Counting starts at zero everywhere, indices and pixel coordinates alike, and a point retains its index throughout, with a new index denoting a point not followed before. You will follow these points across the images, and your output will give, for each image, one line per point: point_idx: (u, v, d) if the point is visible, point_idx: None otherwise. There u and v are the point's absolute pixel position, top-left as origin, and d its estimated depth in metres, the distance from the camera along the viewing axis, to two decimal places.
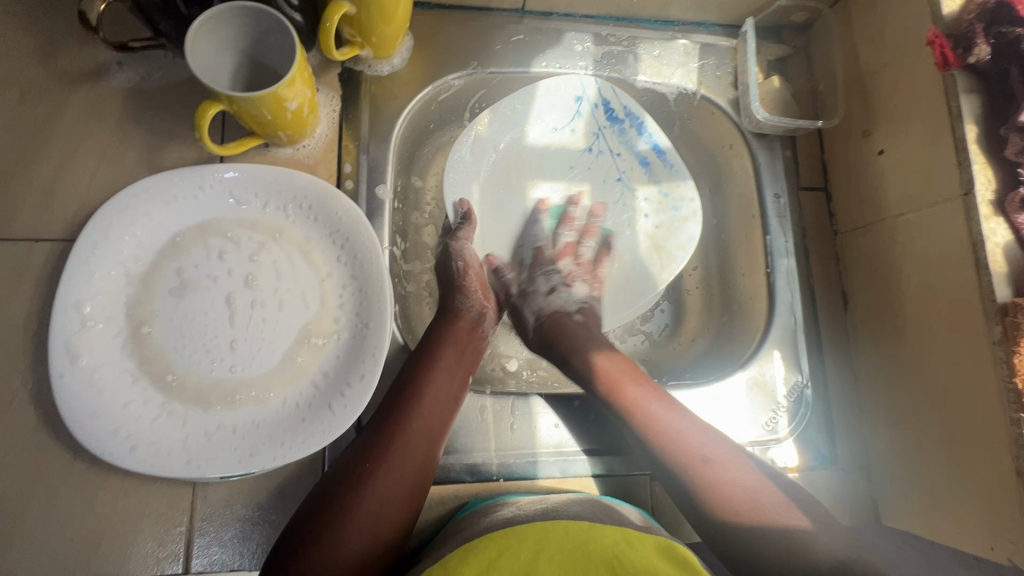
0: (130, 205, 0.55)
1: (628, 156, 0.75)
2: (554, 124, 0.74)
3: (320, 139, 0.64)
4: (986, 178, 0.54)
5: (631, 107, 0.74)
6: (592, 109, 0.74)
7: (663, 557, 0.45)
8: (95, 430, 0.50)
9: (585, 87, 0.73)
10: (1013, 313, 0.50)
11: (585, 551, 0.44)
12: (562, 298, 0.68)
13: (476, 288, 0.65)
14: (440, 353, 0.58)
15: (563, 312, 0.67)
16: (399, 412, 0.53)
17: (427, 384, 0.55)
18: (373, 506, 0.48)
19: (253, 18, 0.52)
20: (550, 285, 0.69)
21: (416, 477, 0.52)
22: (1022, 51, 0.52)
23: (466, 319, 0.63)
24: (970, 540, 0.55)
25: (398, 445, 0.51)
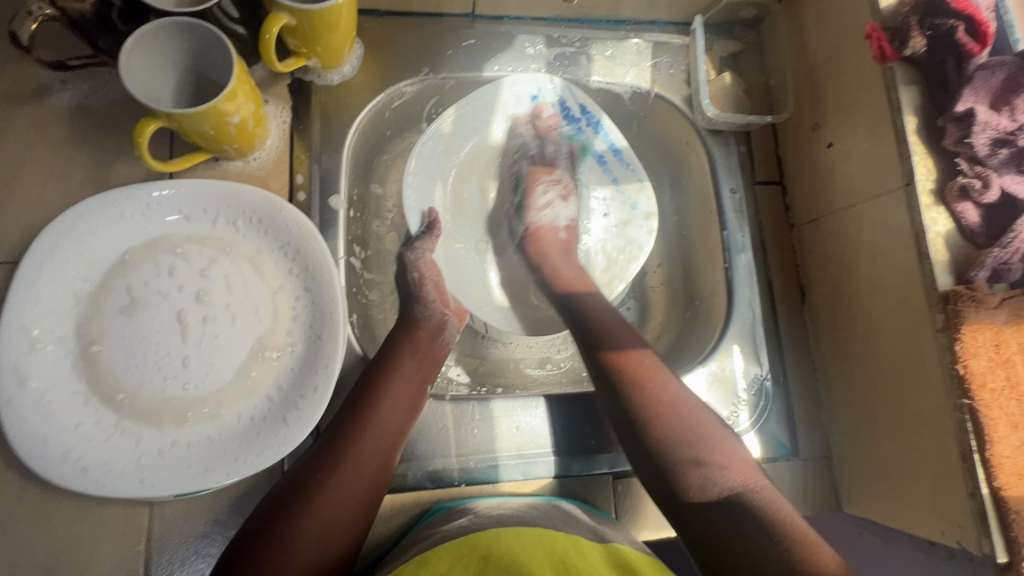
0: (75, 225, 0.55)
1: (587, 156, 0.76)
2: (512, 124, 0.73)
3: (270, 151, 0.63)
4: (925, 169, 0.55)
5: (588, 104, 0.73)
6: (549, 108, 0.73)
7: (610, 564, 0.45)
8: (44, 454, 0.50)
9: (541, 86, 0.72)
10: (954, 301, 0.51)
11: (531, 557, 0.44)
12: (548, 213, 0.72)
13: (435, 296, 0.64)
14: (396, 362, 0.58)
15: (551, 228, 0.71)
16: (352, 425, 0.53)
17: (381, 396, 0.55)
18: (321, 521, 0.48)
19: (190, 33, 0.51)
20: (546, 199, 0.72)
21: (368, 488, 0.52)
22: (956, 42, 0.54)
23: (425, 327, 0.61)
24: (921, 524, 0.56)
25: (348, 458, 0.51)
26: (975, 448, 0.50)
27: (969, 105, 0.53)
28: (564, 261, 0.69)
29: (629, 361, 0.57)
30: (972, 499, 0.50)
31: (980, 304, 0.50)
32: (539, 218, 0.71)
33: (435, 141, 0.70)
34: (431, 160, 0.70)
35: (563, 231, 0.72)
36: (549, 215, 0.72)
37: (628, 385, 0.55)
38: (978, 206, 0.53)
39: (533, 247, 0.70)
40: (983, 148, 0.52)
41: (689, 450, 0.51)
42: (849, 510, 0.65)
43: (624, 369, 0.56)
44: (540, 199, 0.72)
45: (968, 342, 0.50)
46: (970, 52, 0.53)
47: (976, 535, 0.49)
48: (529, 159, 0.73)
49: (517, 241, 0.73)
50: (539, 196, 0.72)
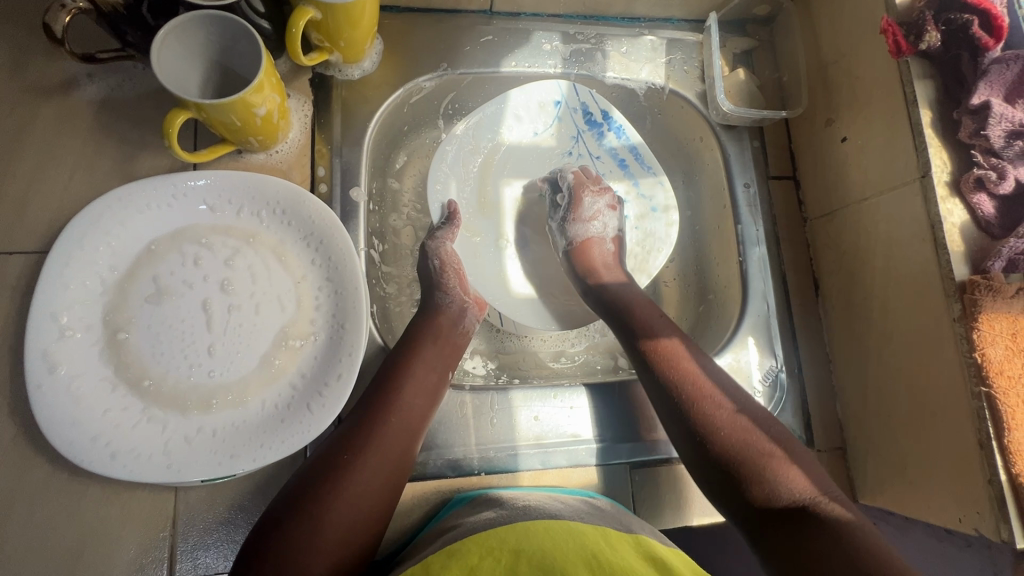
0: (103, 215, 0.55)
1: (607, 158, 0.76)
2: (534, 128, 0.75)
3: (293, 144, 0.64)
4: (941, 161, 0.56)
5: (610, 111, 0.75)
6: (571, 113, 0.75)
7: (639, 557, 0.45)
8: (73, 438, 0.50)
9: (563, 92, 0.74)
10: (971, 290, 0.52)
11: (562, 554, 0.44)
12: (599, 228, 0.70)
13: (456, 285, 0.64)
14: (420, 349, 0.59)
15: (600, 240, 0.70)
16: (377, 410, 0.54)
17: (404, 382, 0.56)
18: (347, 504, 0.49)
19: (218, 26, 0.52)
20: (594, 209, 0.70)
21: (393, 473, 0.52)
22: (971, 36, 0.55)
23: (446, 315, 0.62)
24: (938, 512, 0.56)
25: (373, 443, 0.52)
26: (993, 435, 0.50)
27: (984, 97, 0.54)
28: (614, 275, 0.68)
29: (665, 351, 0.58)
30: (990, 486, 0.50)
31: (997, 293, 0.50)
32: (586, 228, 0.69)
33: (456, 144, 0.71)
34: (455, 159, 0.71)
35: (610, 244, 0.70)
36: (598, 226, 0.70)
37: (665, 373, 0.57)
38: (993, 197, 0.53)
39: (583, 260, 0.68)
40: (998, 141, 0.53)
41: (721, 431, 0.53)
42: (865, 501, 0.65)
43: (660, 359, 0.58)
44: (587, 211, 0.70)
45: (986, 331, 0.51)
46: (983, 46, 0.54)
47: (994, 521, 0.50)
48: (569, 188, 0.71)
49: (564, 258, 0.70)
50: (586, 207, 0.70)
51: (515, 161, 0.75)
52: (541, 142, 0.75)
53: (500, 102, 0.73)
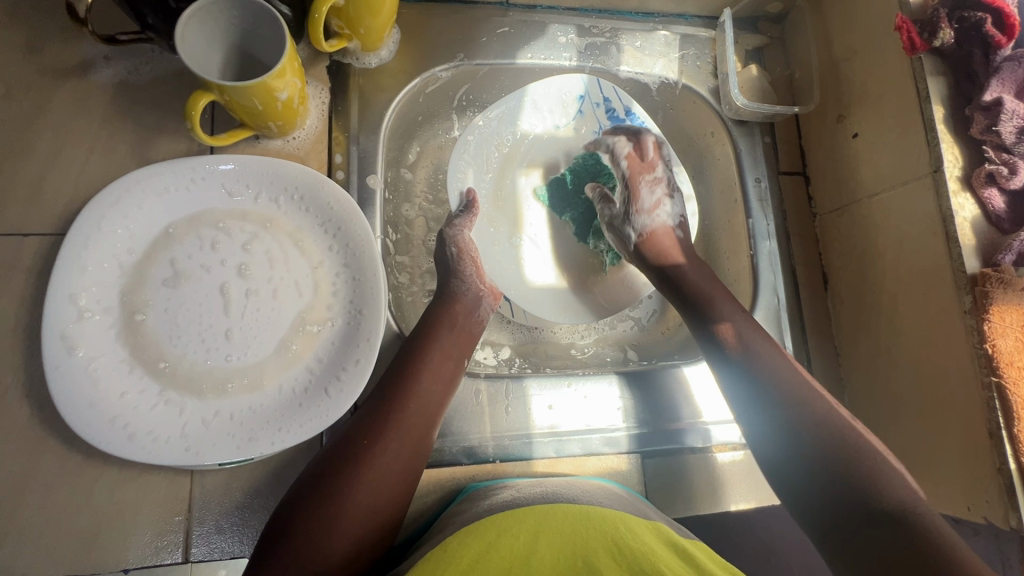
0: (121, 198, 0.55)
1: None
2: (554, 121, 0.75)
3: (310, 131, 0.64)
4: (953, 156, 0.57)
5: (634, 108, 0.74)
6: (594, 107, 0.75)
7: (668, 551, 0.44)
8: (90, 420, 0.50)
9: (586, 86, 0.74)
10: (982, 283, 0.53)
11: (584, 539, 0.44)
12: (661, 216, 0.69)
13: (472, 272, 0.64)
14: (435, 336, 0.59)
15: (668, 226, 0.69)
16: (395, 396, 0.54)
17: (421, 369, 0.56)
18: (366, 487, 0.49)
19: (242, 9, 0.52)
20: (654, 199, 0.70)
21: (411, 457, 0.52)
22: (983, 34, 0.56)
23: (461, 302, 0.62)
24: (947, 501, 0.57)
25: (391, 428, 0.52)
26: (1002, 425, 0.51)
27: (997, 94, 0.55)
28: (690, 266, 0.66)
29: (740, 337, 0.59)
30: (1000, 475, 0.51)
31: (1008, 286, 0.51)
32: (650, 220, 0.68)
33: (476, 134, 0.71)
34: (478, 148, 0.71)
35: (679, 230, 0.70)
36: (661, 216, 0.69)
37: (745, 360, 0.57)
38: (1003, 192, 0.54)
39: (660, 243, 0.67)
40: (1009, 136, 0.54)
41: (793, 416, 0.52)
42: None
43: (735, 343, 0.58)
44: (647, 201, 0.69)
45: (997, 322, 0.51)
46: (996, 44, 0.55)
47: (1003, 509, 0.51)
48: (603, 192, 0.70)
49: (626, 250, 0.69)
50: (644, 198, 0.69)
51: (533, 154, 0.75)
52: (562, 134, 0.75)
53: (524, 92, 0.73)
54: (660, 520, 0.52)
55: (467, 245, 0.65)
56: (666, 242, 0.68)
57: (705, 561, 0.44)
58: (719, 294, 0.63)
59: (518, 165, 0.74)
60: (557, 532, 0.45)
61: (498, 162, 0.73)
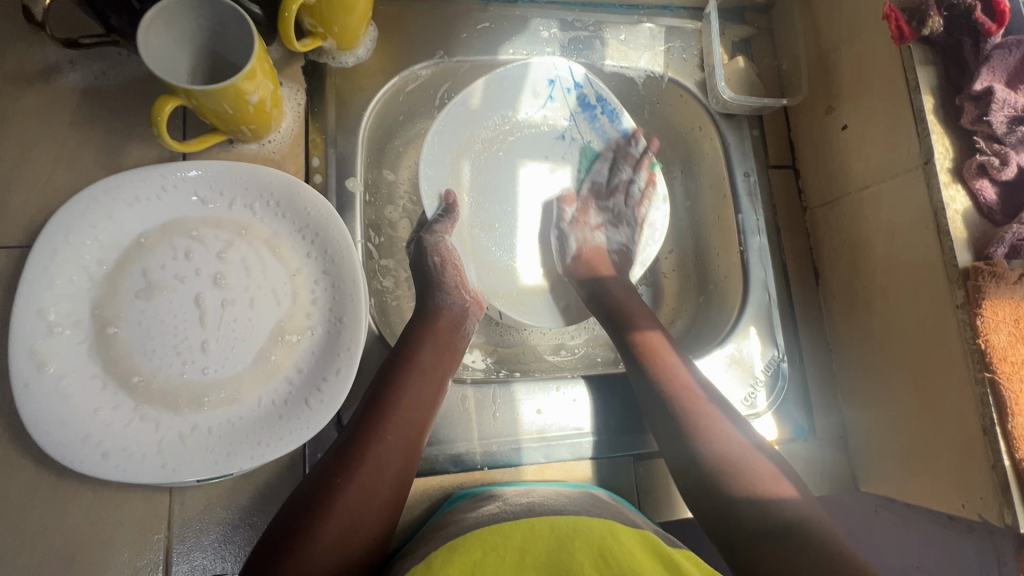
0: (89, 208, 0.53)
1: (597, 141, 0.75)
2: (527, 110, 0.73)
3: (286, 134, 0.62)
4: (944, 147, 0.56)
5: (604, 92, 0.72)
6: (565, 93, 0.73)
7: (652, 558, 0.44)
8: (62, 439, 0.49)
9: (558, 70, 0.71)
10: (975, 277, 0.51)
11: (570, 557, 0.43)
12: (597, 240, 0.72)
13: (455, 283, 0.63)
14: (417, 351, 0.57)
15: (602, 250, 0.72)
16: (373, 422, 0.52)
17: (400, 393, 0.54)
18: (343, 521, 0.47)
19: (208, 9, 0.51)
20: (598, 222, 0.73)
21: (396, 479, 0.51)
22: (973, 22, 0.55)
23: (446, 315, 0.61)
24: (941, 499, 0.56)
25: (369, 458, 0.50)
26: (996, 422, 0.50)
27: (987, 83, 0.54)
28: (620, 291, 0.68)
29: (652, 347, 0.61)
30: (993, 472, 0.50)
31: (1001, 280, 0.50)
32: (590, 237, 0.72)
33: (451, 123, 0.68)
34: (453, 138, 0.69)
35: (614, 256, 0.72)
36: (600, 236, 0.73)
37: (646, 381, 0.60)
38: (994, 183, 0.53)
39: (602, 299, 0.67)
40: (1000, 126, 0.53)
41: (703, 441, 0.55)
42: (866, 488, 0.65)
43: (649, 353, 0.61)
44: (592, 220, 0.73)
45: (989, 317, 0.50)
46: (986, 31, 0.54)
47: (998, 506, 0.50)
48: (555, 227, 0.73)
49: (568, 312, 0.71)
50: (589, 221, 0.73)
51: (517, 146, 0.74)
52: (532, 124, 0.74)
53: (493, 76, 0.69)
54: (647, 528, 0.51)
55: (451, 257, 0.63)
56: (599, 271, 0.69)
57: (687, 565, 0.44)
58: (615, 285, 0.68)
59: (494, 159, 0.73)
60: (544, 551, 0.44)
61: (474, 155, 0.72)
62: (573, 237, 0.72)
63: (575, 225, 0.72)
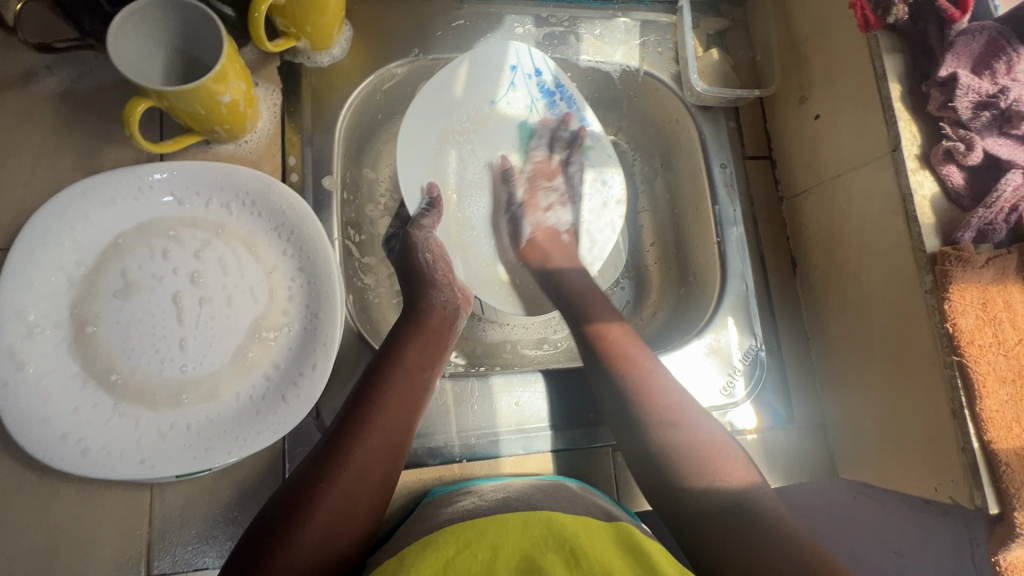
0: (66, 210, 0.54)
1: (559, 130, 0.75)
2: (492, 95, 0.72)
3: (262, 134, 0.63)
4: (911, 134, 0.56)
5: (563, 79, 0.74)
6: (526, 80, 0.73)
7: (622, 551, 0.45)
8: (42, 437, 0.49)
9: (519, 56, 0.72)
10: (942, 262, 0.52)
11: (540, 552, 0.43)
12: (547, 216, 0.73)
13: (445, 280, 0.64)
14: (405, 351, 0.57)
15: (555, 229, 0.73)
16: (362, 421, 0.52)
17: (388, 393, 0.54)
18: (329, 523, 0.47)
19: (179, 11, 0.51)
20: (548, 201, 0.73)
21: (382, 479, 0.51)
22: (937, 8, 0.55)
23: (437, 314, 0.61)
24: (915, 483, 0.57)
25: (358, 460, 0.50)
26: (965, 404, 0.51)
27: (953, 69, 0.54)
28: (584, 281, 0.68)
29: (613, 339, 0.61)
30: (963, 454, 0.51)
31: (967, 264, 0.51)
32: (542, 218, 0.72)
33: (423, 115, 0.68)
34: (429, 130, 0.69)
35: (566, 236, 0.73)
36: (552, 218, 0.73)
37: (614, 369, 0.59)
38: (962, 169, 0.54)
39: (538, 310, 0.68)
40: (965, 112, 0.54)
41: (660, 435, 0.54)
42: (845, 476, 0.66)
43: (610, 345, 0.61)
44: (542, 202, 0.73)
45: (957, 301, 0.51)
46: (950, 18, 0.54)
47: (968, 489, 0.50)
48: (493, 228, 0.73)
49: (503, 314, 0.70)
50: (541, 199, 0.73)
51: (490, 134, 0.73)
52: (500, 112, 0.73)
53: (462, 58, 0.69)
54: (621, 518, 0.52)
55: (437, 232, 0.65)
56: (557, 241, 0.72)
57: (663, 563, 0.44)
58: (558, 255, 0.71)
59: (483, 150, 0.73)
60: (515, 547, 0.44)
61: (456, 149, 0.71)
62: (527, 221, 0.72)
63: (524, 206, 0.72)
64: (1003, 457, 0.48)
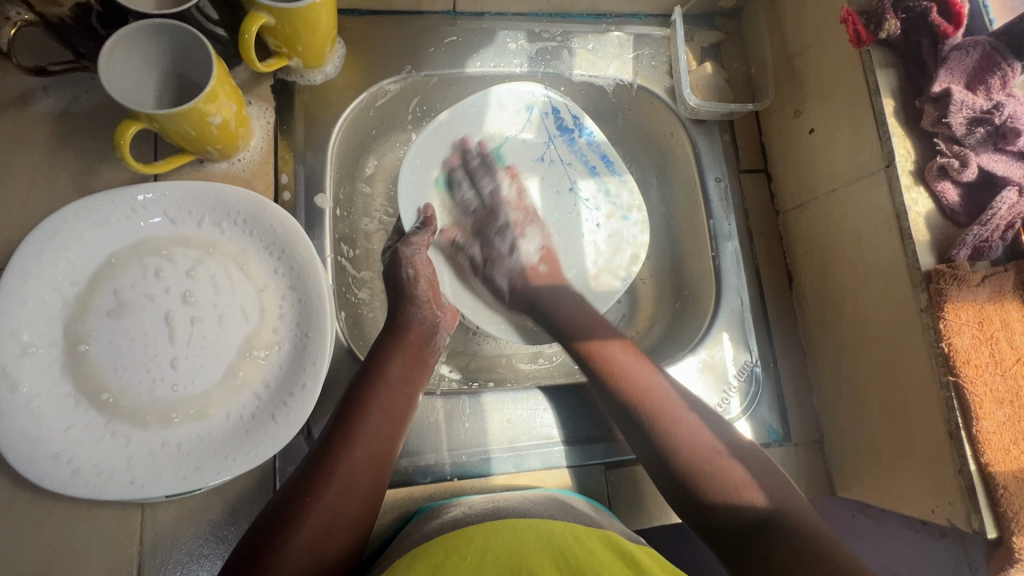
0: (60, 230, 0.54)
1: (576, 163, 0.77)
2: (508, 128, 0.75)
3: (255, 152, 0.63)
4: (905, 150, 0.56)
5: (579, 114, 0.76)
6: (543, 117, 0.76)
7: (609, 551, 0.45)
8: (33, 457, 0.50)
9: (536, 95, 0.74)
10: (937, 280, 0.51)
11: (528, 554, 0.43)
12: (521, 255, 0.71)
13: (427, 296, 0.63)
14: (386, 367, 0.57)
15: (529, 266, 0.70)
16: (343, 438, 0.52)
17: (371, 408, 0.54)
18: (316, 539, 0.47)
19: (168, 34, 0.52)
20: (508, 243, 0.71)
21: (367, 494, 0.51)
22: (930, 23, 0.55)
23: (416, 329, 0.61)
24: (912, 503, 0.56)
25: (341, 475, 0.50)
26: (961, 426, 0.50)
27: (946, 85, 0.53)
28: (564, 299, 0.67)
29: (612, 360, 0.60)
30: (959, 476, 0.50)
31: (962, 282, 0.50)
32: (510, 265, 0.70)
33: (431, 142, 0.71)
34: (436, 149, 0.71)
35: (543, 266, 0.71)
36: (523, 255, 0.71)
37: (609, 380, 0.59)
38: (957, 185, 0.53)
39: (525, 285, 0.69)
40: (960, 128, 0.53)
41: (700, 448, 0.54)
42: (842, 494, 0.65)
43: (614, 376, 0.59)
44: (504, 247, 0.71)
45: (952, 320, 0.50)
46: (943, 33, 0.54)
47: (965, 512, 0.49)
48: (473, 212, 0.72)
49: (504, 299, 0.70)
50: (504, 244, 0.71)
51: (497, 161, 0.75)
52: (517, 144, 0.76)
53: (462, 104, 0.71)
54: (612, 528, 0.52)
55: (450, 234, 0.70)
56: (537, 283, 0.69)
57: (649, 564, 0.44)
58: (546, 291, 0.68)
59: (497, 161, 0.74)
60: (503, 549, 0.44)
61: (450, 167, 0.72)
62: (500, 274, 0.70)
63: (490, 262, 0.71)
64: (1001, 480, 0.47)
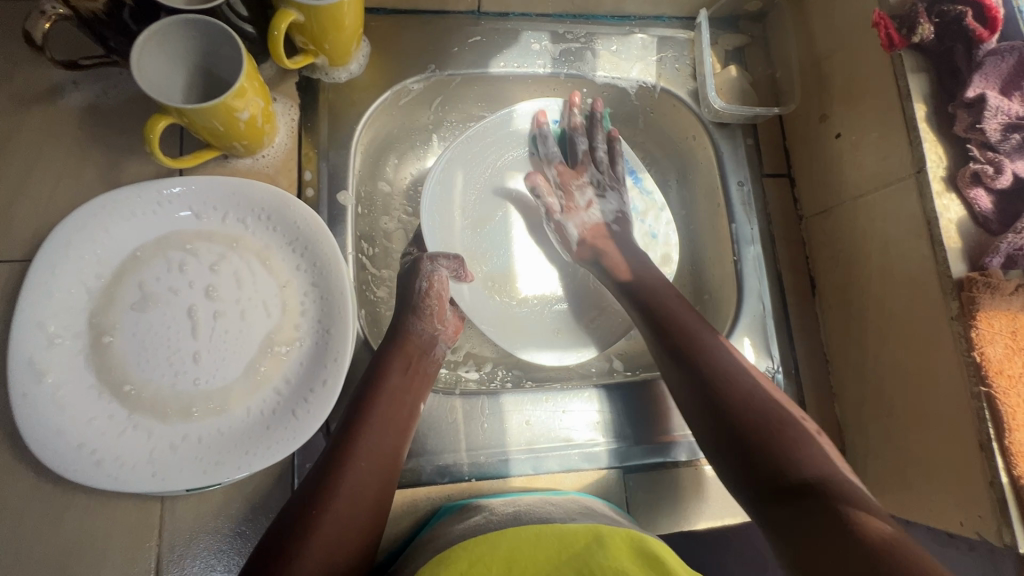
0: (87, 223, 0.55)
1: None
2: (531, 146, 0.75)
3: (279, 149, 0.64)
4: (937, 155, 0.55)
5: (607, 128, 0.75)
6: (565, 132, 0.75)
7: (631, 556, 0.44)
8: (57, 448, 0.50)
9: (556, 111, 0.75)
10: (969, 288, 0.50)
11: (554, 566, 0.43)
12: (590, 207, 0.71)
13: (434, 310, 0.62)
14: (385, 377, 0.57)
15: (602, 223, 0.70)
16: (343, 451, 0.51)
17: (370, 420, 0.54)
18: (326, 551, 0.46)
19: (198, 30, 0.52)
20: (586, 199, 0.71)
21: (373, 506, 0.50)
22: (964, 28, 0.54)
23: (415, 341, 0.60)
24: (941, 516, 0.54)
25: (345, 488, 0.49)
26: (993, 437, 0.49)
27: (980, 90, 0.53)
28: (642, 291, 0.63)
29: (697, 342, 0.57)
30: (991, 489, 0.49)
31: (996, 290, 0.49)
32: (586, 217, 0.70)
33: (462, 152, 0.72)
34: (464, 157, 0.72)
35: (615, 225, 0.71)
36: (595, 213, 0.71)
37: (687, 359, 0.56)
38: (990, 192, 0.52)
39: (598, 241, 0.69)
40: (994, 134, 0.52)
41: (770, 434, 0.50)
42: None
43: (704, 360, 0.55)
44: (580, 202, 0.71)
45: (984, 328, 0.49)
46: (977, 38, 0.53)
47: (997, 525, 0.48)
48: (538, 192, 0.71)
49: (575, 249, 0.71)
50: (580, 197, 0.71)
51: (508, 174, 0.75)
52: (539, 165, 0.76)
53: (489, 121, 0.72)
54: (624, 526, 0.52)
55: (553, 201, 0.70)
56: (608, 236, 0.69)
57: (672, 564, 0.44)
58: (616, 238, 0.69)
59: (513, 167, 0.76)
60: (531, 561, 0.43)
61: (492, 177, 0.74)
62: (572, 224, 0.70)
63: (566, 211, 0.70)
64: None
